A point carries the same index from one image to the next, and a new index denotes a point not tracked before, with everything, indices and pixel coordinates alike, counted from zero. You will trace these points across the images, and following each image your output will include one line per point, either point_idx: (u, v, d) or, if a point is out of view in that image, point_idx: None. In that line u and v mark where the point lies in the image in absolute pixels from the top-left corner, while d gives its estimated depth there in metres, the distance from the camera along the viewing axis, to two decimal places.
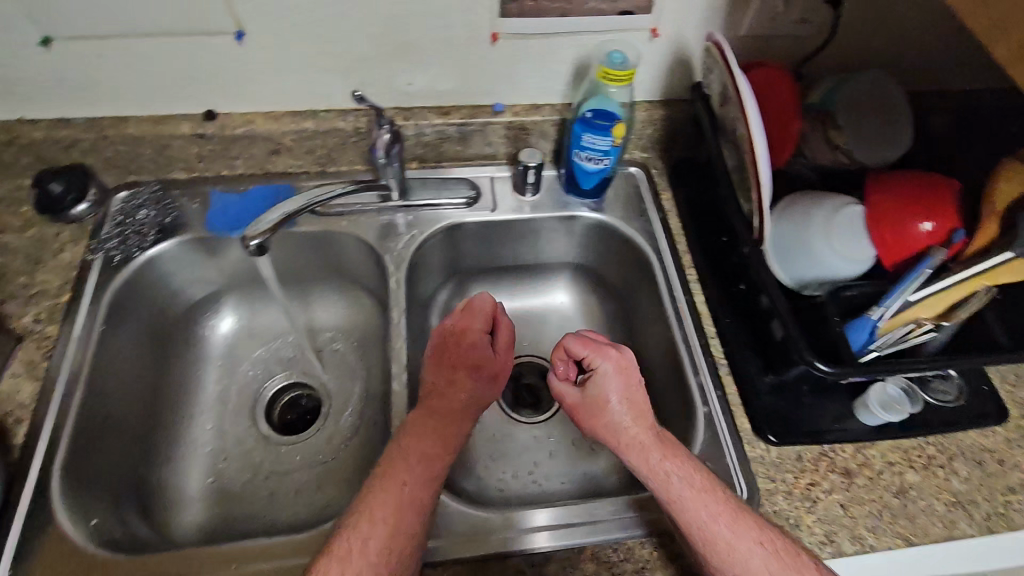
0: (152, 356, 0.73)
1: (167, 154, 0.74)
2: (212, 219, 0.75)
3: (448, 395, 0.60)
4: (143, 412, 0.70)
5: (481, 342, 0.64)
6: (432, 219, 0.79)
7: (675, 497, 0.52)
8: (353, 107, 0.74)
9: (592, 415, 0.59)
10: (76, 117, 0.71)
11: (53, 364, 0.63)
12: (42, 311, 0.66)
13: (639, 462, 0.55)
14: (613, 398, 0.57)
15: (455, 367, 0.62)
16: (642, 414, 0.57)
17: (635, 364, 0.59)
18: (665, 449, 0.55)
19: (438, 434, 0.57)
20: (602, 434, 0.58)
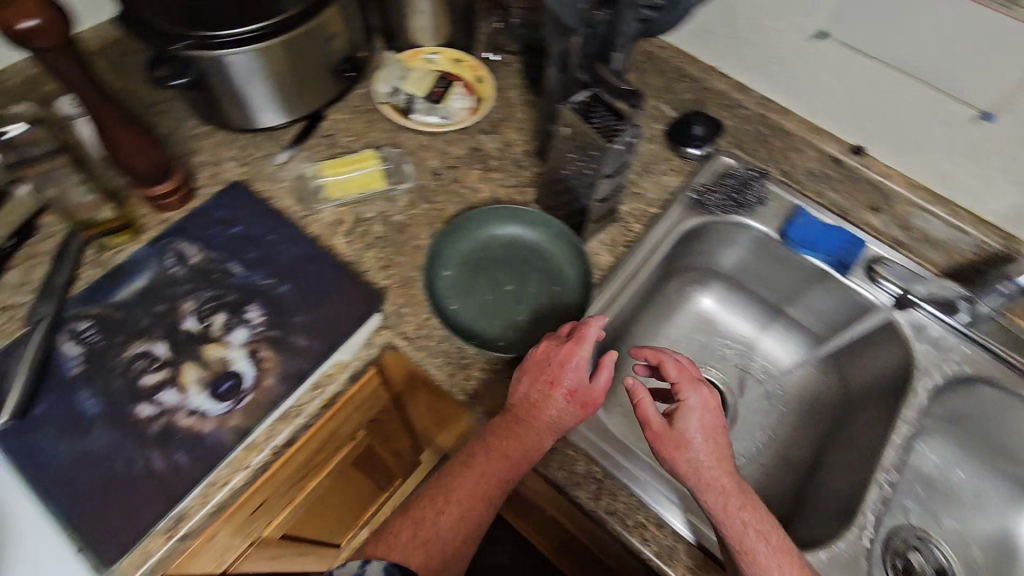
0: (658, 286, 0.82)
1: (790, 153, 0.80)
2: (789, 231, 0.76)
3: (540, 409, 0.56)
4: (628, 321, 0.80)
5: (579, 351, 0.57)
6: (979, 363, 0.71)
7: (745, 548, 0.51)
8: (994, 224, 0.70)
9: (676, 451, 0.54)
10: (754, 89, 0.80)
11: (628, 254, 0.74)
12: (634, 208, 0.78)
13: (716, 505, 0.52)
14: (696, 443, 0.54)
15: (546, 376, 0.57)
16: (715, 457, 0.54)
17: (722, 413, 0.56)
18: (743, 499, 0.53)
19: (515, 447, 0.56)
20: (683, 471, 0.54)
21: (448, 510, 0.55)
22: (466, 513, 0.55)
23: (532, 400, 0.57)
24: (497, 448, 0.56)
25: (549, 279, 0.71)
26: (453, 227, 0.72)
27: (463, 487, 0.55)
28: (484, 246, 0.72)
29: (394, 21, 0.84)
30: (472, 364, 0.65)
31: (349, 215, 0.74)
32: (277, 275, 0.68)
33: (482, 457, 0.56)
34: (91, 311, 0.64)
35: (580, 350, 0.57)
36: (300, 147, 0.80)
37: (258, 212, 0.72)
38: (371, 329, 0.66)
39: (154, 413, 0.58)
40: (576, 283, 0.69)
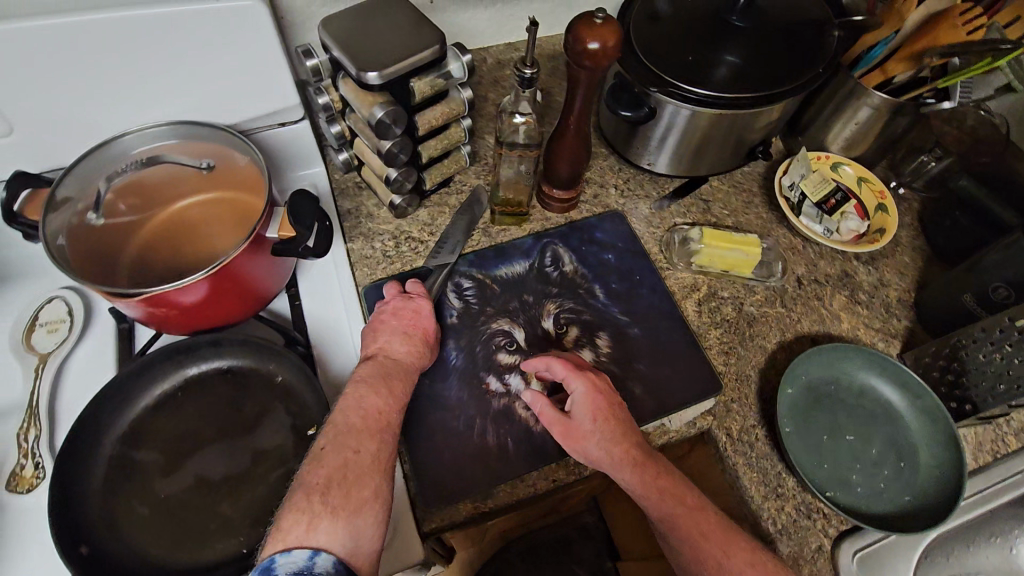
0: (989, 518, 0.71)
1: None
2: None
3: (402, 350, 0.58)
4: (941, 540, 0.70)
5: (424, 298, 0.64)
6: None
7: (663, 515, 0.53)
8: None
9: (576, 439, 0.56)
10: None
11: (990, 469, 0.65)
12: (1016, 420, 0.67)
13: (634, 483, 0.54)
14: (588, 424, 0.56)
15: (411, 322, 0.61)
16: (615, 437, 0.55)
17: (590, 369, 0.59)
18: (648, 465, 0.55)
19: (403, 382, 0.56)
20: (596, 458, 0.56)
21: (364, 441, 0.49)
22: (377, 443, 0.49)
23: (390, 344, 0.59)
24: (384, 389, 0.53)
25: (900, 454, 0.63)
26: (817, 353, 0.67)
27: (364, 422, 0.50)
28: (837, 383, 0.67)
29: (817, 119, 0.82)
30: (787, 498, 0.61)
31: (706, 286, 0.74)
32: (632, 316, 0.69)
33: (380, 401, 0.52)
34: (475, 273, 0.71)
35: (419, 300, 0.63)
36: (677, 200, 0.82)
37: (628, 247, 0.75)
38: (701, 411, 0.64)
39: (500, 391, 0.63)
40: (933, 477, 0.61)
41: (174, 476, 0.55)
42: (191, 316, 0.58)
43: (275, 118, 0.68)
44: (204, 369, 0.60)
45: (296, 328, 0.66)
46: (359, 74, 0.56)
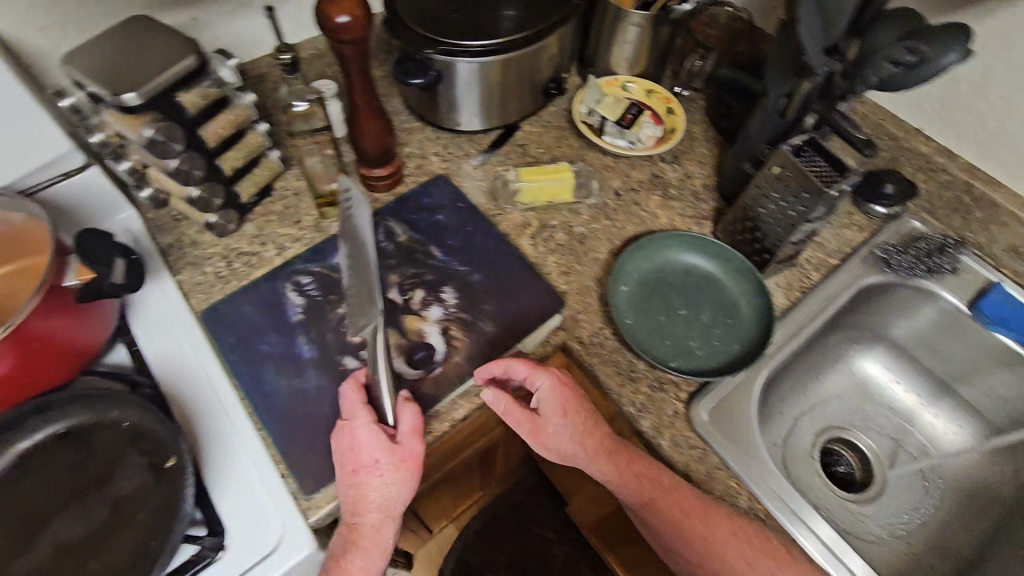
0: (819, 342, 0.79)
1: (993, 225, 0.78)
2: (982, 304, 0.74)
3: (359, 497, 0.55)
4: (785, 375, 0.78)
5: (369, 431, 0.56)
6: None
7: (645, 505, 0.58)
8: None
9: (545, 436, 0.60)
10: (962, 155, 0.80)
11: (804, 300, 0.74)
12: (813, 256, 0.78)
13: (610, 472, 0.60)
14: (556, 423, 0.60)
15: (388, 456, 0.55)
16: (585, 429, 0.60)
17: (558, 369, 0.62)
18: (620, 455, 0.60)
19: (410, 478, 0.56)
20: (565, 452, 0.61)
21: (374, 551, 0.56)
22: (383, 539, 0.57)
23: (346, 496, 0.56)
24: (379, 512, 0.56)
25: (726, 310, 0.71)
26: (640, 246, 0.74)
27: (370, 530, 0.56)
28: (661, 269, 0.74)
29: (597, 48, 0.90)
30: (641, 379, 0.66)
31: (536, 220, 0.79)
32: (470, 263, 0.72)
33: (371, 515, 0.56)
34: (313, 268, 0.71)
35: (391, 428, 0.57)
36: (495, 152, 0.86)
37: (456, 204, 0.78)
38: (550, 329, 0.69)
39: (357, 367, 0.64)
40: (753, 321, 0.70)
41: (27, 552, 0.52)
42: (8, 388, 0.55)
43: (52, 170, 0.64)
44: (38, 441, 0.55)
45: (139, 371, 0.64)
46: (114, 98, 0.55)
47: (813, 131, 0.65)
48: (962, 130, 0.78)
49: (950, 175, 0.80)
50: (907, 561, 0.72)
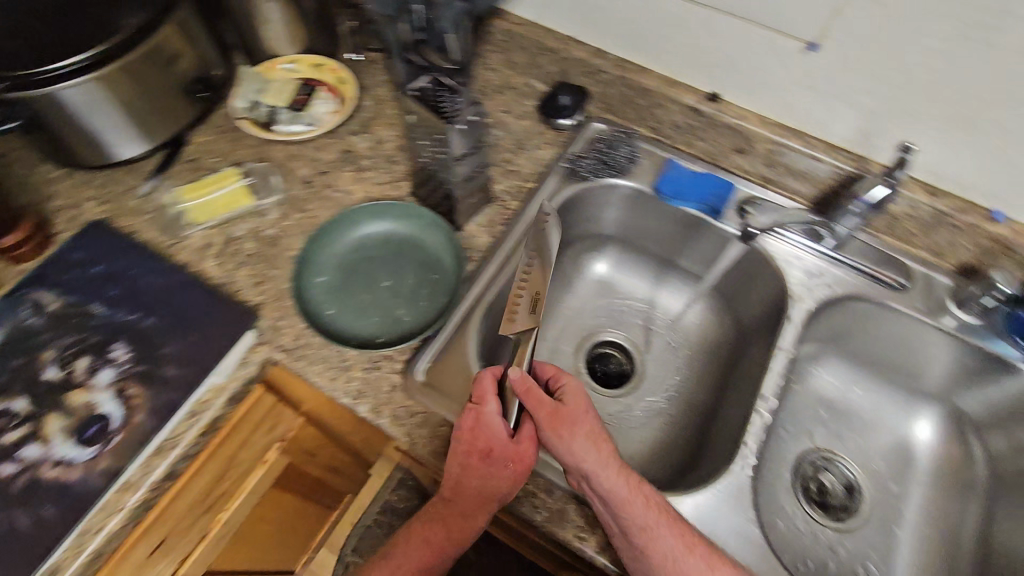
0: (543, 263, 0.84)
1: (654, 109, 0.82)
2: (661, 184, 0.79)
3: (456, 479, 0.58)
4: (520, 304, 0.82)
5: (487, 426, 0.57)
6: (853, 284, 0.75)
7: (646, 527, 0.55)
8: (846, 148, 0.74)
9: (584, 455, 0.56)
10: (610, 53, 0.82)
11: (505, 230, 0.75)
12: (511, 186, 0.80)
13: (642, 510, 0.55)
14: (581, 424, 0.58)
15: (473, 447, 0.57)
16: (618, 470, 0.56)
17: (591, 413, 0.60)
18: (658, 512, 0.56)
19: (477, 501, 0.58)
20: (581, 447, 0.57)
21: (432, 541, 0.61)
22: (450, 532, 0.60)
23: (455, 467, 0.58)
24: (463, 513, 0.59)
25: (427, 267, 0.71)
26: (323, 230, 0.71)
27: (439, 527, 0.60)
28: (357, 246, 0.72)
29: (243, 34, 0.82)
30: (352, 366, 0.64)
31: (220, 236, 0.73)
32: (142, 308, 0.65)
33: (464, 518, 0.59)
34: None
35: (490, 420, 0.57)
36: (163, 176, 0.77)
37: (120, 248, 0.70)
38: (247, 348, 0.65)
39: (18, 470, 0.56)
40: (454, 269, 0.70)
41: None
42: None
43: None
44: None
45: None
46: None
47: (437, 72, 0.64)
48: (603, 26, 0.79)
49: (611, 73, 0.82)
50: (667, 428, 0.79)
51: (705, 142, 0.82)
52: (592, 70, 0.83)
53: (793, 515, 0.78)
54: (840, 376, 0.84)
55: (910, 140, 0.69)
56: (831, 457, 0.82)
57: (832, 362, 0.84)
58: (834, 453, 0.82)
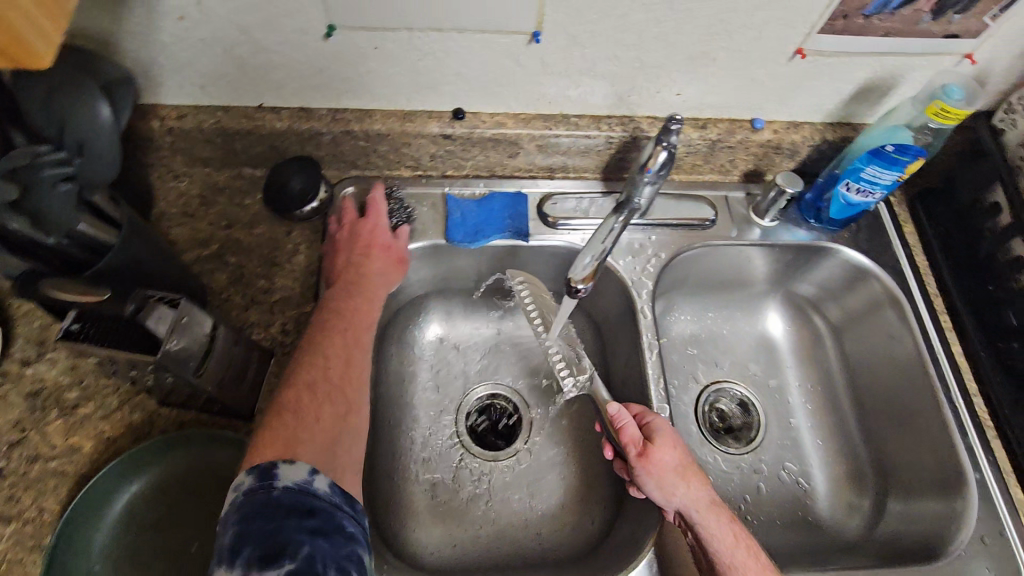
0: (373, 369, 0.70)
1: (402, 149, 0.68)
2: (451, 230, 0.68)
3: (361, 270, 0.63)
4: None
5: (351, 203, 0.66)
6: (672, 239, 0.74)
7: (730, 561, 0.55)
8: (610, 114, 0.68)
9: (689, 497, 0.58)
10: (318, 107, 0.64)
11: None
12: (287, 320, 0.62)
13: (727, 543, 0.55)
14: (668, 456, 0.59)
15: (345, 233, 0.64)
16: (710, 503, 0.57)
17: (680, 450, 0.60)
18: (749, 549, 0.55)
19: (366, 302, 0.61)
20: (674, 488, 0.58)
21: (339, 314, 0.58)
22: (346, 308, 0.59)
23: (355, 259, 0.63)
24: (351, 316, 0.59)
25: None
26: (54, 547, 0.48)
27: (339, 320, 0.58)
28: (125, 524, 0.51)
29: None
30: None
31: None
32: None
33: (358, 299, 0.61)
34: None
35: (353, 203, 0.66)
36: None
37: None
38: None
39: None
40: None
41: None
42: None
43: None
44: None
45: None
46: None
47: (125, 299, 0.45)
48: (291, 83, 0.61)
49: (330, 132, 0.64)
50: (582, 459, 0.74)
51: (473, 159, 0.71)
52: (306, 137, 0.65)
53: (713, 461, 0.77)
54: (692, 312, 0.85)
55: (664, 89, 0.65)
56: (720, 385, 0.83)
57: (680, 303, 0.84)
58: (722, 382, 0.83)
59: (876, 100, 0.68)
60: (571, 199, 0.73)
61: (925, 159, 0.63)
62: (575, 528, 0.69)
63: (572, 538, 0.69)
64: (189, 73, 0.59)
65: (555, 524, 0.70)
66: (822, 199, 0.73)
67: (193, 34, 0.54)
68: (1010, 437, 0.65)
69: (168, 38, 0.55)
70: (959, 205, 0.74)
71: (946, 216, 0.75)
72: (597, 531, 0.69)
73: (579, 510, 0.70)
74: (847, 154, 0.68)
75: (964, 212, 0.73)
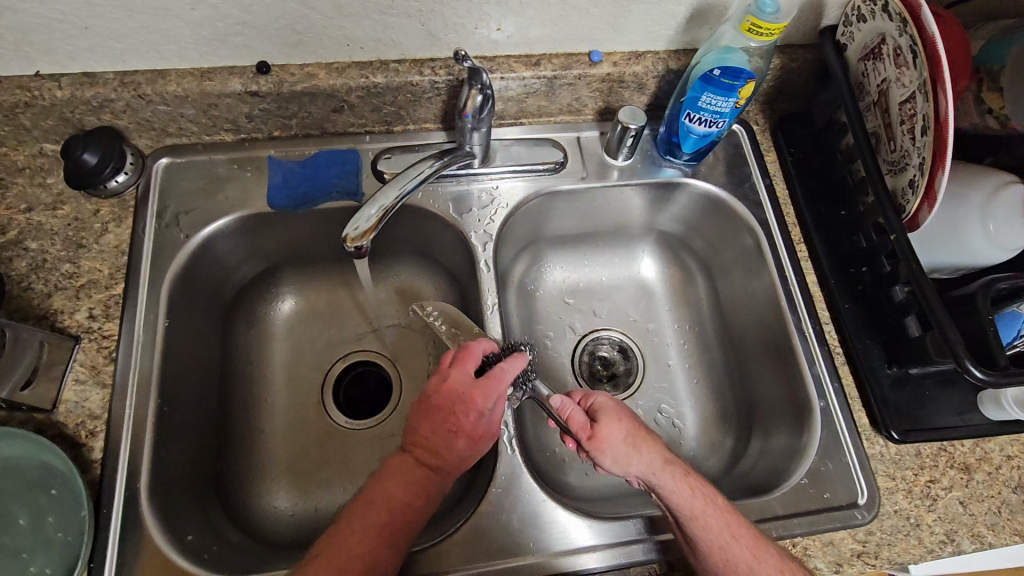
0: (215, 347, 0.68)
1: (212, 112, 0.63)
2: (274, 196, 0.65)
3: (469, 407, 0.52)
4: (215, 411, 0.66)
5: (473, 350, 0.55)
6: (521, 187, 0.71)
7: (695, 519, 0.51)
8: (433, 56, 0.64)
9: (646, 464, 0.54)
10: (104, 72, 0.59)
11: (118, 367, 0.56)
12: (94, 305, 0.59)
13: (692, 500, 0.52)
14: (615, 430, 0.55)
15: (436, 397, 0.52)
16: (667, 465, 0.53)
17: (623, 419, 0.56)
18: (714, 500, 0.52)
19: (408, 469, 0.50)
20: (628, 462, 0.54)
21: (397, 474, 0.49)
22: (405, 466, 0.50)
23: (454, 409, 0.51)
24: (431, 454, 0.50)
25: (32, 487, 0.50)
26: None
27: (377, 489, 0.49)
28: None
29: None
30: None
31: None
32: None
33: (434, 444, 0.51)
34: None
35: (477, 347, 0.56)
36: None
37: None
38: None
39: None
40: (46, 468, 0.51)
41: None
42: None
43: None
44: None
45: None
46: None
47: None
48: (61, 46, 0.56)
49: (120, 98, 0.59)
50: None
51: (296, 118, 0.66)
52: (97, 105, 0.60)
53: None
54: (566, 263, 0.82)
55: (479, 24, 0.60)
56: (597, 334, 0.80)
57: (552, 255, 0.81)
58: (601, 331, 0.80)
59: (714, 23, 0.64)
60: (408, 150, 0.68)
61: (756, 82, 0.60)
62: None
63: (429, 502, 0.67)
64: None
65: None
66: (673, 134, 0.70)
67: None
68: (857, 364, 0.64)
69: None
70: (815, 128, 0.73)
71: (805, 141, 0.73)
72: (455, 490, 0.67)
73: None
74: (685, 83, 0.64)
75: (820, 135, 0.72)
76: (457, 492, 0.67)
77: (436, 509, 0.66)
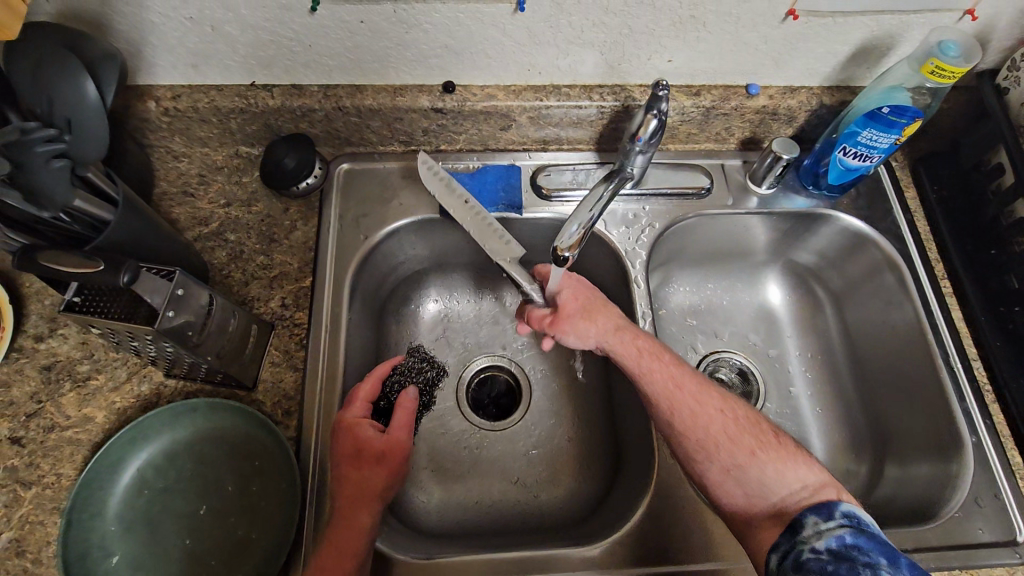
0: (373, 341, 0.72)
1: (393, 124, 0.68)
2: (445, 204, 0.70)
3: (354, 421, 0.56)
4: None
5: (372, 376, 0.60)
6: (668, 209, 0.74)
7: (640, 374, 0.58)
8: (601, 83, 0.68)
9: (596, 330, 0.61)
10: (310, 84, 0.65)
11: (308, 354, 0.61)
12: (286, 295, 0.64)
13: (641, 363, 0.58)
14: (571, 304, 0.63)
15: (346, 429, 0.56)
16: (615, 331, 0.60)
17: (581, 294, 0.63)
18: (659, 360, 0.58)
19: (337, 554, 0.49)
20: (590, 337, 0.61)
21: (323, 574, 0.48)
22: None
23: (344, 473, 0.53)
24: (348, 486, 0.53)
25: (240, 456, 0.55)
26: (70, 505, 0.50)
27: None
28: (140, 487, 0.53)
29: None
30: None
31: None
32: None
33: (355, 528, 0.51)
34: None
35: (378, 377, 0.61)
36: None
37: None
38: None
39: None
40: (253, 440, 0.55)
41: None
42: None
43: None
44: None
45: None
46: None
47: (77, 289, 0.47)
48: (281, 60, 0.62)
49: (322, 108, 0.65)
50: (582, 428, 0.74)
51: (464, 133, 0.71)
52: (299, 114, 0.66)
53: None
54: (691, 283, 0.84)
55: (654, 56, 0.64)
56: (718, 355, 0.81)
57: (677, 274, 0.83)
58: (723, 351, 0.82)
59: (877, 61, 0.66)
60: (564, 169, 0.73)
61: (923, 120, 0.62)
62: (572, 493, 0.70)
63: (568, 507, 0.69)
64: (181, 53, 0.60)
65: (553, 491, 0.70)
66: (820, 165, 0.72)
67: (182, 12, 0.55)
68: (1011, 404, 0.65)
69: (157, 17, 0.55)
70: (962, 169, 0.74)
71: (949, 181, 0.75)
72: (592, 496, 0.69)
73: (578, 475, 0.71)
74: (845, 118, 0.67)
75: (967, 176, 0.73)
76: (597, 498, 0.69)
77: (575, 513, 0.68)
